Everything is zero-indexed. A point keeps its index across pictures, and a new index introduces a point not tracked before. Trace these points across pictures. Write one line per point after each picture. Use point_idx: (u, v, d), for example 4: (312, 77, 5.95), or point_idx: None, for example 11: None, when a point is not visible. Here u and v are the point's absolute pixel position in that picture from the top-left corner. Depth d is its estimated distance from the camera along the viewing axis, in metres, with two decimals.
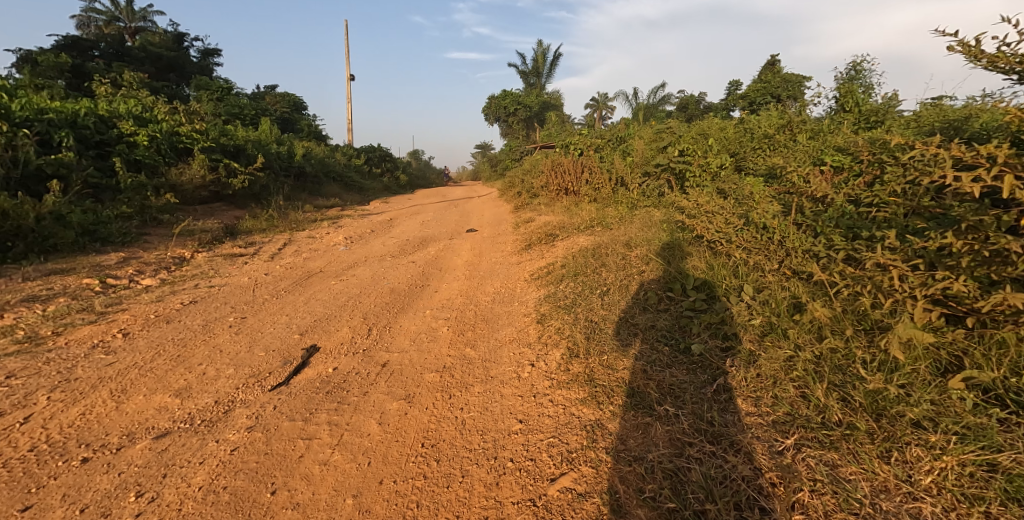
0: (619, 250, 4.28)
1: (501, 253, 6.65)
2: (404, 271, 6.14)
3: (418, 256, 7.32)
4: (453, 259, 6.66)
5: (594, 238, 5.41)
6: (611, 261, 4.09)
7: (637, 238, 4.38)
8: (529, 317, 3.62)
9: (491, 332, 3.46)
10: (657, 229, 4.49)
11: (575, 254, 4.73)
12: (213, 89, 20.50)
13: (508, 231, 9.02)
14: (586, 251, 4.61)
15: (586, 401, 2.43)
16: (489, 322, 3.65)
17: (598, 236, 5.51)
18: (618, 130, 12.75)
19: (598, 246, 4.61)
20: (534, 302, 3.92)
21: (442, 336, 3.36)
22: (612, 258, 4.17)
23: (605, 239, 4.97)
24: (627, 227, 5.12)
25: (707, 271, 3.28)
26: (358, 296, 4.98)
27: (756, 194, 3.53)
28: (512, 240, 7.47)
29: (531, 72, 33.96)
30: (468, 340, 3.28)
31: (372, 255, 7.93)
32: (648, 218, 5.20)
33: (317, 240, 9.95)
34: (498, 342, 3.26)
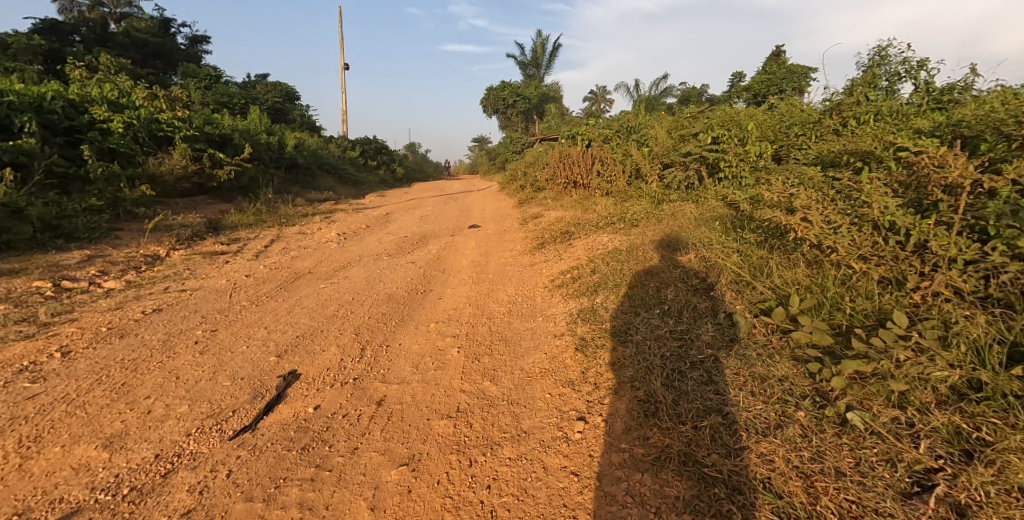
0: (662, 255, 3.64)
1: (510, 254, 6.03)
2: (404, 272, 5.50)
3: (418, 256, 6.70)
4: (456, 259, 6.03)
5: (619, 238, 4.77)
6: (653, 269, 3.45)
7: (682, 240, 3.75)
8: (560, 338, 2.98)
9: (515, 357, 2.80)
10: (701, 229, 3.85)
11: (604, 257, 4.09)
12: (202, 76, 19.94)
13: (514, 229, 8.39)
14: (618, 255, 3.97)
15: (694, 508, 1.68)
16: (511, 342, 2.99)
17: (623, 235, 4.88)
18: (628, 121, 12.08)
19: (631, 248, 3.98)
20: (563, 318, 3.27)
21: (456, 364, 2.71)
22: (655, 265, 3.53)
23: (635, 239, 4.35)
24: (659, 226, 4.49)
25: (795, 290, 2.65)
26: (351, 303, 4.34)
27: (844, 185, 2.91)
28: (520, 238, 6.82)
29: (531, 63, 33.14)
30: (489, 372, 2.62)
31: (367, 253, 7.28)
32: (682, 216, 4.58)
33: (308, 236, 9.27)
34: (527, 374, 2.61)
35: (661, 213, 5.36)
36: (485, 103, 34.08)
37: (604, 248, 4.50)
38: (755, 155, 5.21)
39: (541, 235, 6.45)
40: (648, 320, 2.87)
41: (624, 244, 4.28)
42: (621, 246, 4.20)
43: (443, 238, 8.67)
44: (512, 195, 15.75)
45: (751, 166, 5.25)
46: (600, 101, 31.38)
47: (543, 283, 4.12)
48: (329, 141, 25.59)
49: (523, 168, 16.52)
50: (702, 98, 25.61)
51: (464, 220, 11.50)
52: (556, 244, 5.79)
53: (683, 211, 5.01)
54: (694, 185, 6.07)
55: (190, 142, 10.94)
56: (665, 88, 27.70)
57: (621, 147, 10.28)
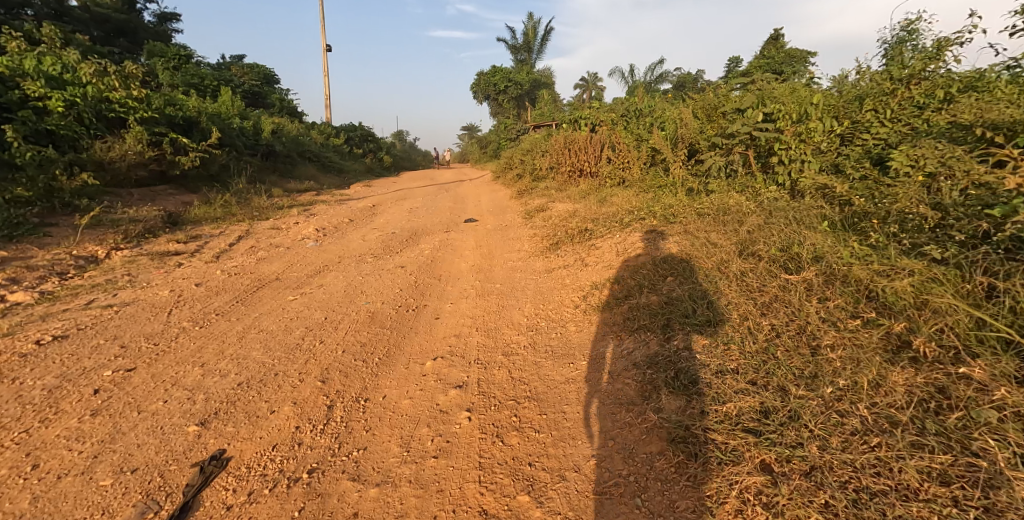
0: (738, 275, 2.75)
1: (518, 257, 5.14)
2: (392, 280, 4.63)
3: (408, 257, 5.82)
4: (454, 264, 5.12)
5: (658, 241, 3.88)
6: (731, 297, 2.58)
7: (769, 251, 2.87)
8: (625, 408, 2.08)
9: (559, 442, 1.90)
10: (781, 234, 2.97)
11: (652, 271, 3.20)
12: (170, 56, 19.01)
13: (518, 226, 7.46)
14: (673, 272, 3.08)
15: None
16: (550, 411, 2.09)
17: (663, 237, 3.99)
18: (637, 105, 11.13)
19: (689, 263, 3.10)
20: (617, 367, 2.38)
21: (473, 458, 1.82)
22: (732, 290, 2.65)
23: (685, 245, 3.47)
24: (712, 228, 3.61)
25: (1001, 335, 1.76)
26: (326, 324, 3.44)
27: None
28: (528, 240, 5.93)
29: (523, 47, 31.84)
30: (526, 476, 1.73)
31: (349, 253, 6.37)
32: (740, 215, 3.72)
33: (281, 232, 8.29)
34: (588, 485, 1.69)
35: (703, 210, 4.48)
36: (476, 89, 32.74)
37: (646, 255, 3.60)
38: (817, 137, 4.34)
39: (556, 235, 5.53)
40: (748, 380, 2.01)
41: (671, 252, 3.41)
42: (671, 256, 3.31)
43: (437, 234, 7.72)
44: (508, 186, 14.75)
45: (812, 151, 4.39)
46: (595, 87, 30.26)
47: (572, 305, 3.23)
48: (311, 128, 24.22)
49: (520, 157, 15.50)
50: (700, 83, 24.69)
51: (458, 213, 10.53)
52: (574, 247, 4.89)
53: (733, 207, 4.14)
54: (736, 174, 5.19)
55: (146, 125, 9.88)
56: (663, 73, 26.62)
57: (633, 133, 9.33)
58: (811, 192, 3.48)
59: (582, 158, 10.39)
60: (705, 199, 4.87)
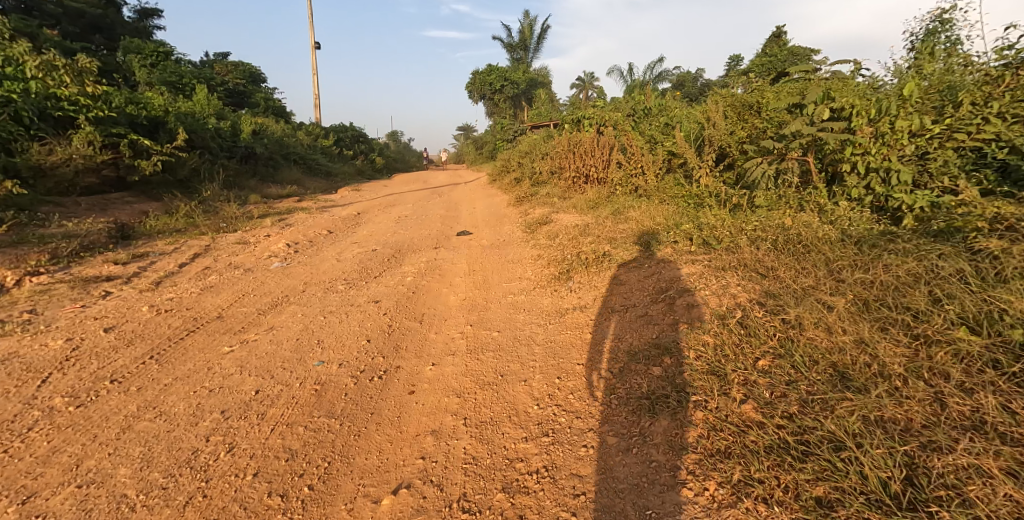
0: (870, 373, 1.82)
1: (521, 293, 4.20)
2: (364, 322, 3.75)
3: (388, 284, 4.94)
4: (442, 299, 4.24)
5: (711, 287, 2.93)
6: (872, 409, 1.64)
7: (946, 335, 1.83)
8: None
9: None
10: (922, 298, 2.02)
11: (723, 349, 2.25)
12: (147, 53, 18.23)
13: (517, 245, 6.51)
14: (759, 353, 2.14)
15: None
16: None
17: (715, 280, 3.04)
18: (644, 106, 10.23)
19: (793, 343, 2.09)
20: None
21: None
22: (869, 398, 1.71)
23: (756, 301, 2.54)
24: (792, 276, 2.67)
25: None
26: (258, 398, 2.51)
27: None
28: (529, 269, 4.95)
29: (519, 46, 30.95)
30: None
31: (320, 277, 5.47)
32: (825, 253, 2.78)
33: (248, 248, 7.35)
34: None
35: (762, 236, 3.54)
36: (471, 89, 31.77)
37: (701, 312, 2.64)
38: (904, 141, 3.40)
39: (568, 266, 4.56)
40: None
41: (738, 311, 2.49)
42: (745, 323, 2.36)
43: (425, 252, 6.79)
44: (506, 191, 13.81)
45: (899, 159, 3.45)
46: (593, 86, 29.35)
47: (604, 388, 2.27)
48: (298, 130, 23.19)
49: (517, 160, 14.57)
50: (702, 82, 23.86)
51: (451, 225, 9.58)
52: (593, 285, 3.92)
53: (807, 233, 3.19)
54: (790, 187, 4.24)
55: (101, 125, 8.94)
56: (663, 71, 25.78)
57: (644, 136, 8.47)
58: (954, 226, 2.48)
59: (586, 163, 9.45)
60: (758, 221, 3.93)
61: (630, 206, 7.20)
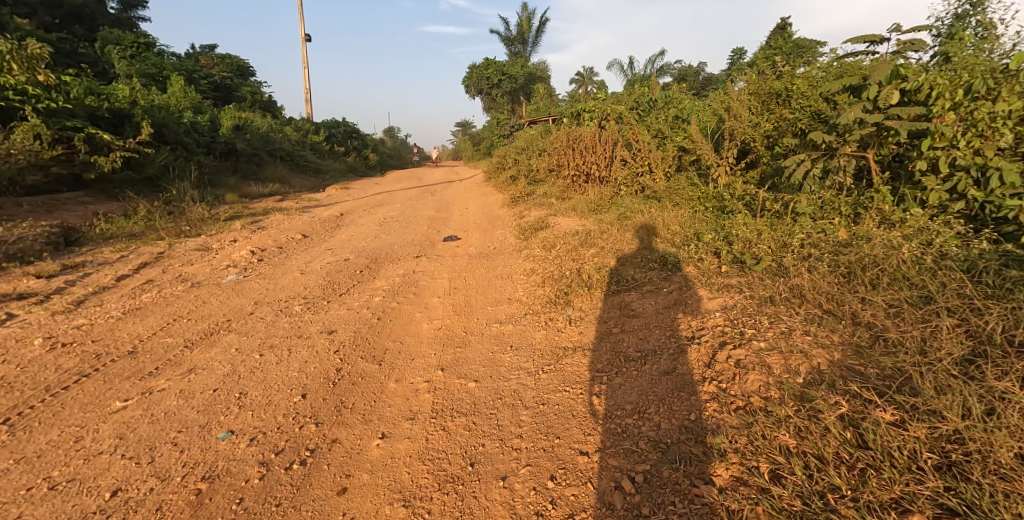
0: None
1: (508, 322, 3.50)
2: (315, 357, 3.04)
3: (356, 303, 4.25)
4: (416, 328, 3.55)
5: (765, 335, 2.15)
6: None
7: None
8: None
9: None
10: None
11: (817, 461, 1.47)
12: (127, 44, 17.50)
13: (509, 255, 5.72)
14: (871, 474, 1.37)
15: None
16: None
17: (768, 323, 2.26)
18: (650, 99, 9.44)
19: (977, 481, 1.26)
20: None
21: None
22: None
23: (854, 372, 1.76)
24: (889, 329, 1.91)
25: None
26: (128, 493, 1.79)
27: None
28: (517, 292, 4.14)
29: (518, 39, 29.99)
30: None
31: (280, 293, 4.76)
32: (939, 295, 2.01)
33: (208, 256, 6.59)
34: None
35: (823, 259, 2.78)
36: (467, 83, 30.97)
37: (760, 381, 1.86)
38: (1005, 129, 2.63)
39: (564, 292, 3.75)
40: None
41: (826, 387, 1.70)
42: (837, 409, 1.57)
43: (406, 262, 6.07)
44: (501, 190, 13.08)
45: (994, 154, 2.70)
46: (593, 80, 28.48)
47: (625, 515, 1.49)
48: (286, 125, 22.29)
49: (514, 156, 13.83)
50: (706, 76, 23.01)
51: (438, 229, 8.79)
52: (594, 322, 3.08)
53: (886, 255, 2.43)
54: (843, 190, 3.52)
55: (52, 118, 8.15)
56: (665, 65, 24.86)
57: (651, 130, 7.75)
58: None
59: (587, 160, 8.65)
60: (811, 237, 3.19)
61: (638, 209, 6.43)
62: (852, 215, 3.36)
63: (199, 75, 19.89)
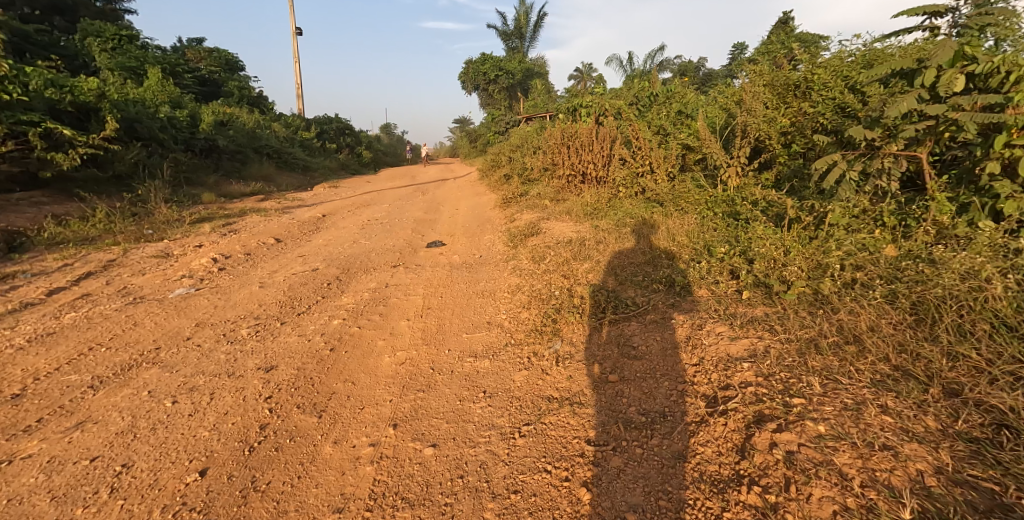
0: None
1: (485, 357, 2.97)
2: (241, 401, 2.44)
3: (314, 326, 3.67)
4: (377, 363, 3.00)
5: (822, 409, 1.64)
6: None
7: None
8: None
9: None
10: None
11: None
12: (106, 36, 16.78)
13: (494, 267, 5.15)
14: None
15: None
16: None
17: (825, 384, 1.77)
18: (650, 93, 8.88)
19: None
20: None
21: None
22: None
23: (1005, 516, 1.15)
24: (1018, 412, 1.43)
25: None
26: None
27: None
28: (496, 319, 3.56)
29: (515, 34, 29.31)
30: None
31: (233, 310, 4.19)
32: None
33: (165, 264, 5.98)
34: None
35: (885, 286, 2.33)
36: (464, 79, 30.33)
37: (831, 504, 1.30)
38: None
39: (553, 324, 3.15)
40: None
41: None
42: None
43: (382, 272, 5.53)
44: (494, 189, 12.52)
45: None
46: (591, 76, 27.84)
47: None
48: (274, 121, 21.61)
49: (508, 153, 13.26)
50: (706, 71, 22.48)
51: (423, 234, 8.23)
52: (591, 369, 2.46)
53: (977, 292, 1.94)
54: (889, 196, 3.14)
55: (7, 111, 7.50)
56: (664, 60, 24.28)
57: (652, 126, 7.18)
58: None
59: (583, 159, 8.07)
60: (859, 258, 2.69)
61: (640, 215, 5.87)
62: (898, 227, 2.96)
63: (183, 69, 19.17)
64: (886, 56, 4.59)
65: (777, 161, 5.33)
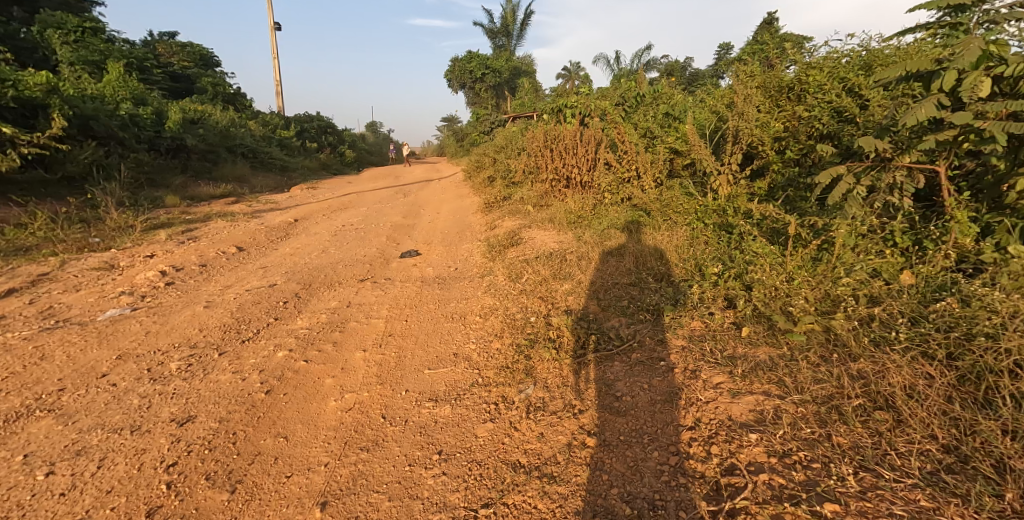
0: None
1: (445, 402, 2.56)
2: (134, 468, 1.99)
3: (255, 357, 3.21)
4: (319, 408, 2.56)
5: None
6: None
7: None
8: None
9: None
10: None
11: None
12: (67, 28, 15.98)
13: (468, 283, 4.74)
14: None
15: None
16: None
17: (863, 480, 1.42)
18: (637, 94, 8.54)
19: None
20: None
21: None
22: None
23: None
24: None
25: None
26: None
27: None
28: (461, 355, 3.13)
29: (500, 32, 28.80)
30: None
31: (169, 334, 3.71)
32: None
33: (106, 278, 5.45)
34: None
35: (912, 330, 1.98)
36: (449, 77, 29.79)
37: None
38: None
39: (527, 363, 2.75)
40: None
41: None
42: None
43: (348, 288, 5.08)
44: (478, 192, 12.10)
45: None
46: (579, 76, 27.42)
47: None
48: (250, 119, 20.87)
49: (492, 155, 12.84)
50: (694, 71, 22.25)
51: (398, 241, 7.78)
52: (568, 426, 2.07)
53: None
54: (902, 213, 2.82)
55: None
56: (652, 59, 24.03)
57: (639, 128, 6.83)
58: None
59: (567, 163, 7.69)
60: (875, 291, 2.37)
61: (627, 225, 5.52)
62: (915, 249, 2.65)
63: (152, 63, 18.33)
64: (886, 56, 4.28)
65: (770, 167, 5.01)
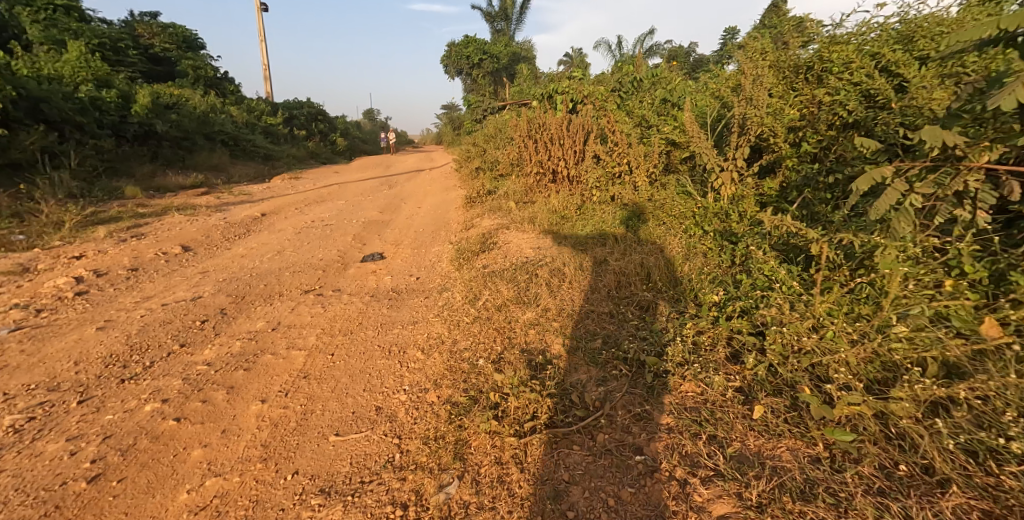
0: None
1: (338, 498, 1.83)
2: None
3: (120, 407, 2.48)
4: (164, 503, 1.83)
5: None
6: None
7: None
8: None
9: None
10: None
11: None
12: None
13: (423, 300, 4.02)
14: None
15: None
16: None
17: None
18: (634, 78, 7.74)
19: None
20: None
21: None
22: None
23: None
24: None
25: None
26: None
27: None
28: (383, 414, 2.39)
29: (498, 16, 27.74)
30: None
31: (36, 368, 2.99)
32: None
33: (11, 285, 4.73)
34: None
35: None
36: (445, 63, 28.83)
37: None
38: None
39: (460, 434, 2.02)
40: None
41: None
42: None
43: (287, 302, 4.36)
44: (464, 184, 11.32)
45: None
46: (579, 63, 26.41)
47: None
48: (232, 104, 19.95)
49: (481, 144, 12.04)
50: (696, 57, 21.23)
51: (365, 242, 7.02)
52: None
53: None
54: (973, 232, 2.08)
55: None
56: (655, 46, 23.08)
57: (633, 116, 6.05)
58: None
59: (553, 155, 6.90)
60: (949, 355, 1.64)
61: (614, 230, 4.76)
62: (993, 285, 1.93)
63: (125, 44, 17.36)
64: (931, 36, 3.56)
65: (782, 164, 4.21)
